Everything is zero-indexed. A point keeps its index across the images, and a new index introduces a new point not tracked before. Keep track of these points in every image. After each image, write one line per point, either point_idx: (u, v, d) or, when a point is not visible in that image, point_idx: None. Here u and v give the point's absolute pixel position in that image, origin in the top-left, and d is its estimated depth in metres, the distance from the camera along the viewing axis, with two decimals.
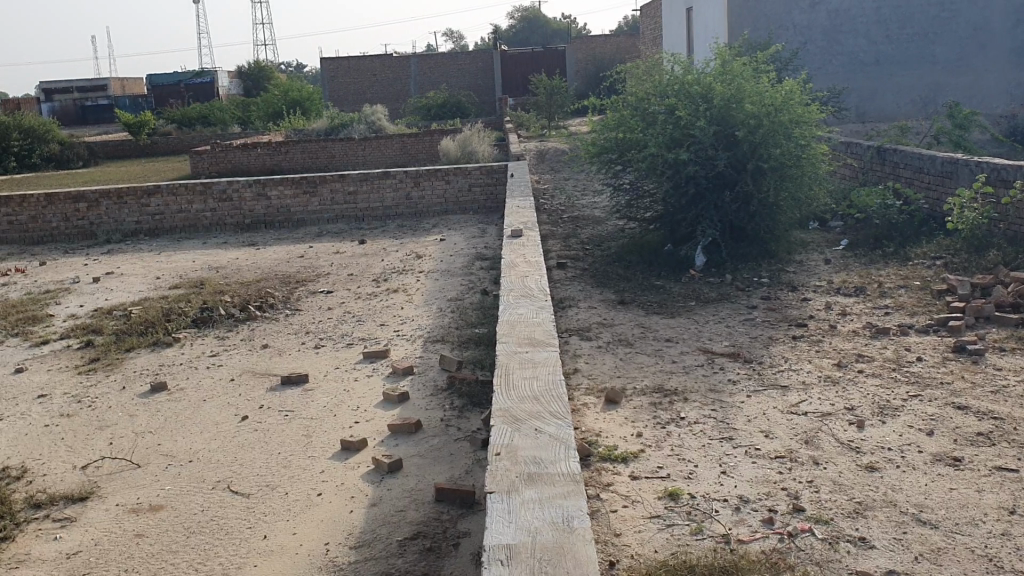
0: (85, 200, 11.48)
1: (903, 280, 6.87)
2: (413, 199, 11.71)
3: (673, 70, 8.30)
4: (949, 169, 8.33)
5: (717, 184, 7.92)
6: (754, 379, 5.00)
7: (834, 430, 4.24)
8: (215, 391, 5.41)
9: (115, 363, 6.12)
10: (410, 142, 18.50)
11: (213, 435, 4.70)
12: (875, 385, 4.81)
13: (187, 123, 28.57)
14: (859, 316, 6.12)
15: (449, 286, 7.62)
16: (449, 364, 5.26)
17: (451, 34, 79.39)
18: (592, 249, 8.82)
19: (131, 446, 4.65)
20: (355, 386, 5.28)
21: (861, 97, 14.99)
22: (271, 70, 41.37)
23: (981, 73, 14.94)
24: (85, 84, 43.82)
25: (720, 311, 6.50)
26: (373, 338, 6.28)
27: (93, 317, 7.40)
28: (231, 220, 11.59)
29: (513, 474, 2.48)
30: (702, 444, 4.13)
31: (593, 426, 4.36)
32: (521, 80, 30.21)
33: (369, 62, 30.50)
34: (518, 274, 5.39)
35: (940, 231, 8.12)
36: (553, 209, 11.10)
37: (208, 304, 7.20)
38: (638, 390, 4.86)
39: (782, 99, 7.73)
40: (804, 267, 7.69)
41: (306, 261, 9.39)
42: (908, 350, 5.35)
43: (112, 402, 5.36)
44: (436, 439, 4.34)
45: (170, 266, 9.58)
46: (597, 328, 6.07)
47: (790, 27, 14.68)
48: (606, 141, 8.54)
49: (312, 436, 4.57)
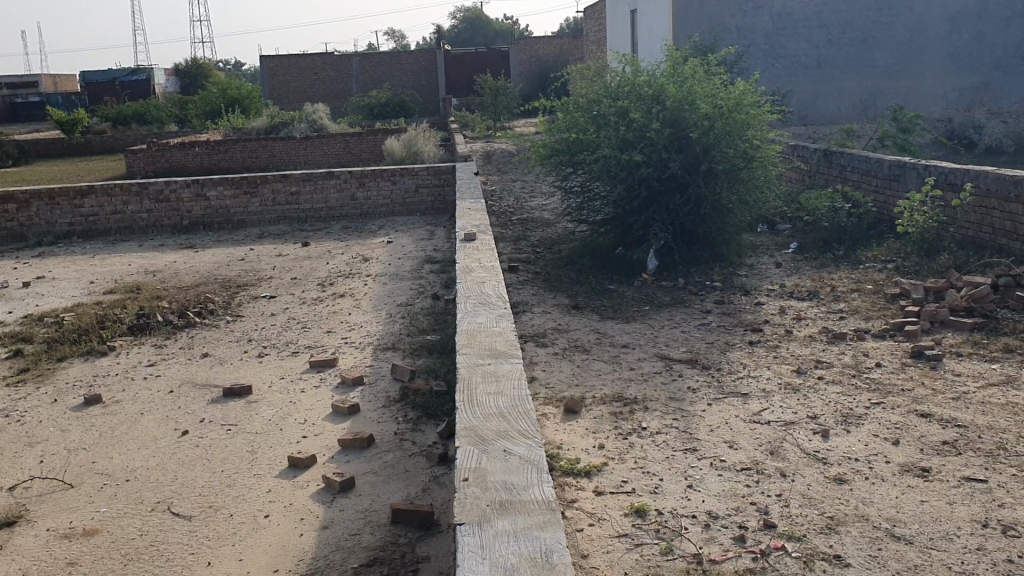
0: (14, 201, 11.01)
1: (856, 284, 6.85)
2: (358, 200, 11.47)
3: (624, 72, 8.21)
4: (897, 172, 8.36)
5: (669, 187, 7.84)
6: (715, 387, 4.90)
7: (799, 440, 4.15)
8: (153, 403, 5.15)
9: (46, 373, 5.82)
10: (353, 141, 18.23)
11: (152, 452, 4.45)
12: (836, 392, 4.74)
13: (122, 121, 27.85)
14: (815, 320, 6.06)
15: (398, 290, 7.42)
16: (401, 373, 5.07)
17: (392, 33, 78.70)
18: (543, 252, 8.69)
19: (63, 464, 4.38)
20: (303, 397, 5.07)
21: (804, 100, 15.09)
22: (209, 69, 40.56)
23: (919, 78, 15.15)
24: (13, 80, 42.47)
25: (675, 316, 6.41)
26: (320, 345, 6.06)
27: (22, 324, 7.05)
28: (169, 221, 11.22)
29: (483, 502, 2.32)
30: (666, 456, 4.01)
31: (554, 438, 4.21)
32: (465, 80, 30.04)
33: (310, 59, 29.90)
34: (473, 280, 5.23)
35: (889, 234, 8.14)
36: (502, 211, 10.94)
37: (145, 310, 6.90)
38: (598, 399, 4.73)
39: (734, 101, 7.67)
40: (756, 271, 7.64)
41: (248, 264, 9.10)
42: (866, 355, 5.29)
43: (42, 415, 5.06)
44: (390, 454, 4.16)
45: (105, 269, 9.22)
46: (552, 334, 5.93)
47: (734, 30, 14.74)
48: (557, 142, 8.41)
49: (258, 452, 4.35)
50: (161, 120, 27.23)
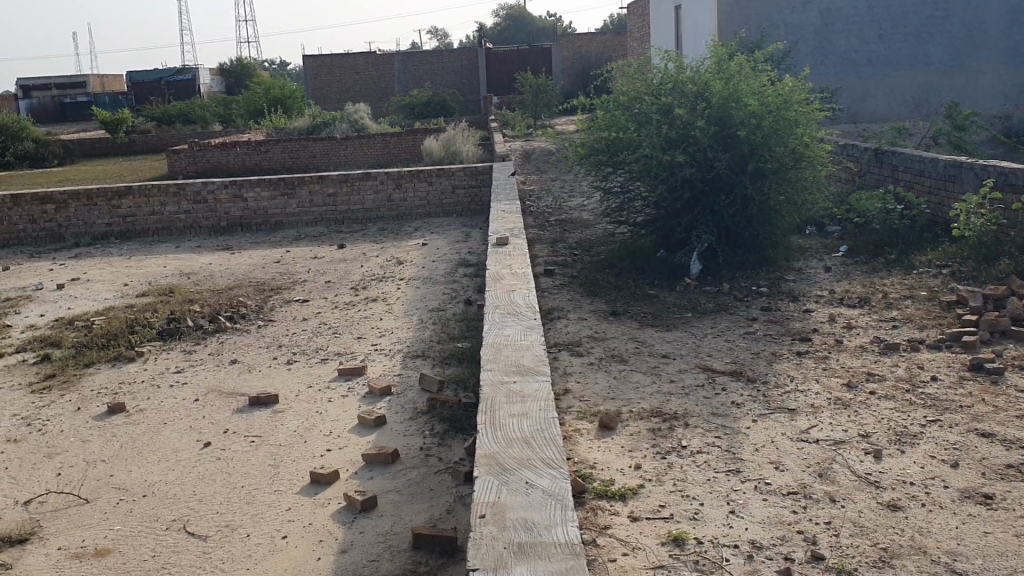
0: (53, 202, 11.01)
1: (910, 290, 6.54)
2: (395, 201, 11.31)
3: (666, 69, 7.96)
4: (952, 172, 8.00)
5: (712, 188, 7.58)
6: (759, 401, 4.64)
7: (849, 461, 3.89)
8: (177, 412, 5.01)
9: (73, 379, 5.72)
10: (393, 141, 18.15)
11: (171, 465, 4.31)
12: (888, 408, 4.46)
13: (166, 121, 28.07)
14: (866, 329, 5.77)
15: (431, 295, 7.23)
16: (430, 384, 4.88)
17: (435, 32, 78.66)
18: (581, 255, 8.46)
19: (80, 477, 4.25)
20: (330, 407, 4.89)
21: (854, 97, 14.67)
22: (254, 69, 40.86)
23: (974, 74, 14.64)
24: (62, 80, 43.14)
25: (717, 323, 6.15)
26: (349, 352, 5.89)
27: (53, 328, 6.98)
28: (206, 222, 11.16)
29: (500, 545, 2.12)
30: (707, 478, 3.77)
31: (588, 456, 4.00)
32: (506, 78, 29.86)
33: (353, 59, 29.95)
34: (505, 287, 5.03)
35: (944, 237, 7.79)
36: (540, 212, 10.72)
37: (175, 314, 6.79)
38: (635, 414, 4.50)
39: (783, 98, 7.38)
40: (804, 275, 7.34)
41: (282, 267, 8.99)
42: (921, 368, 5.00)
43: (64, 425, 4.95)
44: (415, 471, 3.96)
45: (140, 271, 9.16)
46: (589, 343, 5.71)
47: (781, 25, 14.37)
48: (597, 142, 8.17)
49: (279, 467, 4.18)
50: (205, 120, 27.36)
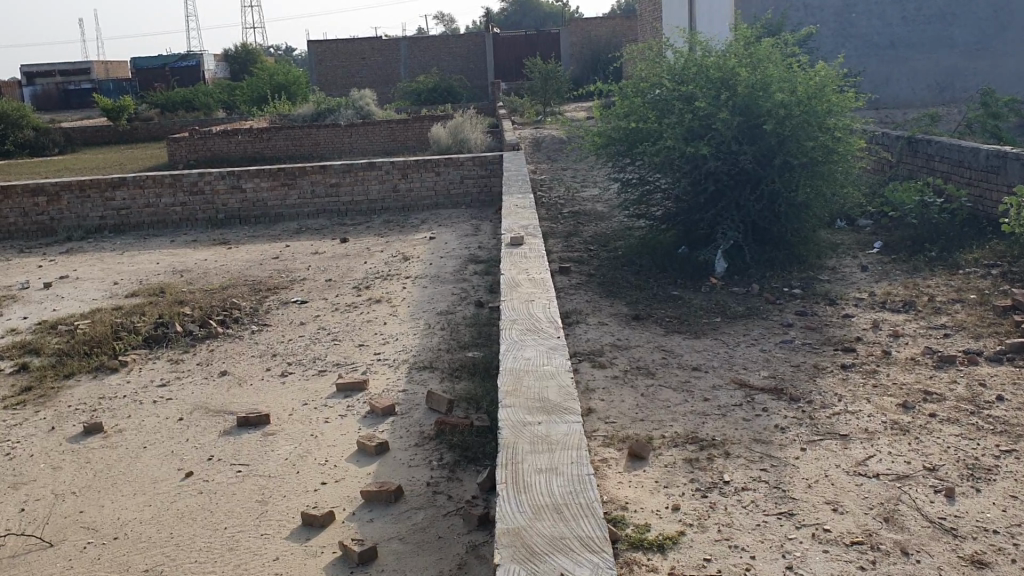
0: (44, 194, 10.54)
1: (957, 293, 6.04)
2: (401, 191, 10.81)
3: (689, 53, 7.43)
4: (996, 163, 7.47)
5: (739, 181, 7.06)
6: (805, 425, 4.14)
7: (918, 501, 3.40)
8: (159, 434, 4.53)
9: (49, 393, 5.25)
10: (399, 128, 17.52)
11: (149, 500, 3.84)
12: (953, 434, 3.96)
13: (169, 108, 27.58)
14: (915, 338, 5.27)
15: (439, 296, 6.75)
16: (438, 404, 4.41)
17: (441, 17, 77.60)
18: (597, 251, 7.95)
19: (45, 514, 3.78)
20: (326, 430, 4.41)
21: (876, 82, 14.09)
22: (259, 54, 40.37)
23: (1001, 56, 14.00)
24: (66, 66, 42.63)
25: (751, 330, 5.64)
26: (349, 363, 5.41)
27: (34, 332, 6.51)
28: (204, 215, 10.68)
29: None
30: (756, 523, 3.28)
31: (617, 494, 3.52)
32: (514, 64, 29.46)
33: (357, 44, 29.36)
34: (522, 298, 4.54)
35: (988, 232, 7.28)
36: (553, 203, 10.23)
37: (164, 318, 6.32)
38: (668, 440, 4.01)
39: (815, 85, 6.85)
40: (839, 275, 6.84)
41: (282, 263, 8.52)
42: (983, 385, 4.50)
43: (34, 448, 4.48)
44: (422, 512, 3.49)
45: (132, 268, 8.70)
46: (611, 353, 5.22)
47: (801, 7, 13.80)
48: (614, 130, 7.65)
49: (268, 504, 3.70)
50: (208, 107, 26.85)
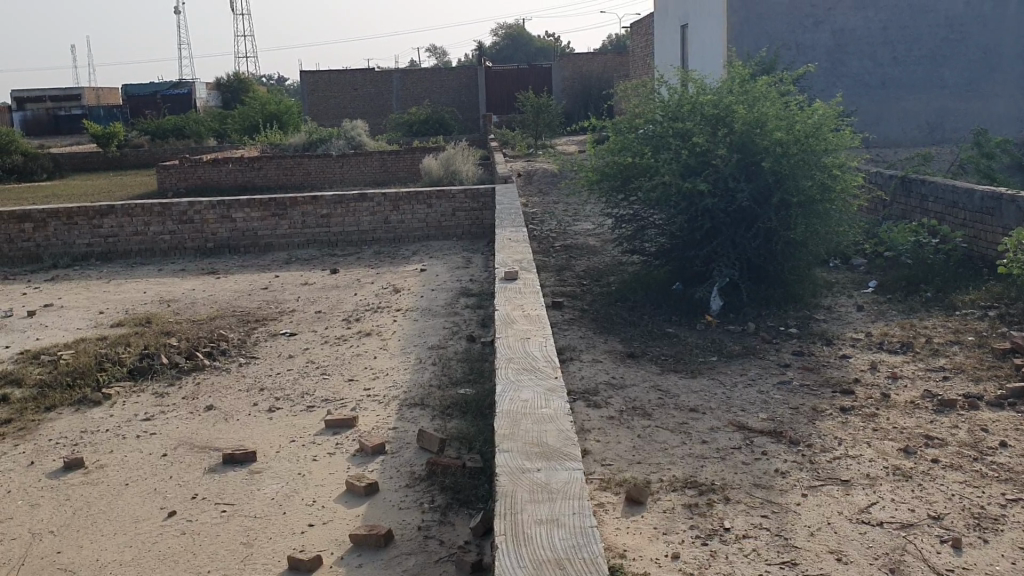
0: (31, 220, 10.42)
1: (954, 335, 5.98)
2: (392, 223, 10.72)
3: (684, 89, 7.40)
4: (990, 205, 7.45)
5: (735, 219, 7.01)
6: (806, 470, 4.05)
7: (924, 552, 3.30)
8: (142, 471, 4.40)
9: (30, 426, 5.11)
10: (391, 159, 17.52)
11: (129, 540, 3.70)
12: (957, 481, 3.88)
13: (161, 135, 27.50)
14: (913, 381, 5.19)
15: (430, 330, 6.65)
16: (430, 443, 4.30)
17: (433, 51, 78.14)
18: (590, 286, 7.88)
19: (21, 555, 3.64)
20: (315, 468, 4.29)
21: (868, 122, 14.12)
22: (252, 83, 40.42)
23: (990, 98, 14.10)
24: (58, 93, 42.67)
25: (747, 370, 5.56)
26: (339, 398, 5.29)
27: (16, 362, 6.38)
28: (193, 243, 10.56)
29: None
30: (758, 572, 3.18)
31: (616, 541, 3.41)
32: (506, 97, 29.46)
33: (351, 75, 29.47)
34: (517, 335, 4.45)
35: (983, 274, 7.24)
36: (544, 236, 10.18)
37: (149, 350, 6.19)
38: (666, 484, 3.91)
39: (812, 123, 6.82)
40: (835, 314, 6.78)
41: (270, 294, 8.42)
42: (985, 430, 4.41)
43: (13, 484, 4.35)
44: (413, 558, 3.37)
45: (118, 296, 8.58)
46: (606, 392, 5.12)
47: (793, 45, 13.85)
48: (608, 165, 7.58)
49: (254, 546, 3.58)
50: (200, 135, 26.79)
